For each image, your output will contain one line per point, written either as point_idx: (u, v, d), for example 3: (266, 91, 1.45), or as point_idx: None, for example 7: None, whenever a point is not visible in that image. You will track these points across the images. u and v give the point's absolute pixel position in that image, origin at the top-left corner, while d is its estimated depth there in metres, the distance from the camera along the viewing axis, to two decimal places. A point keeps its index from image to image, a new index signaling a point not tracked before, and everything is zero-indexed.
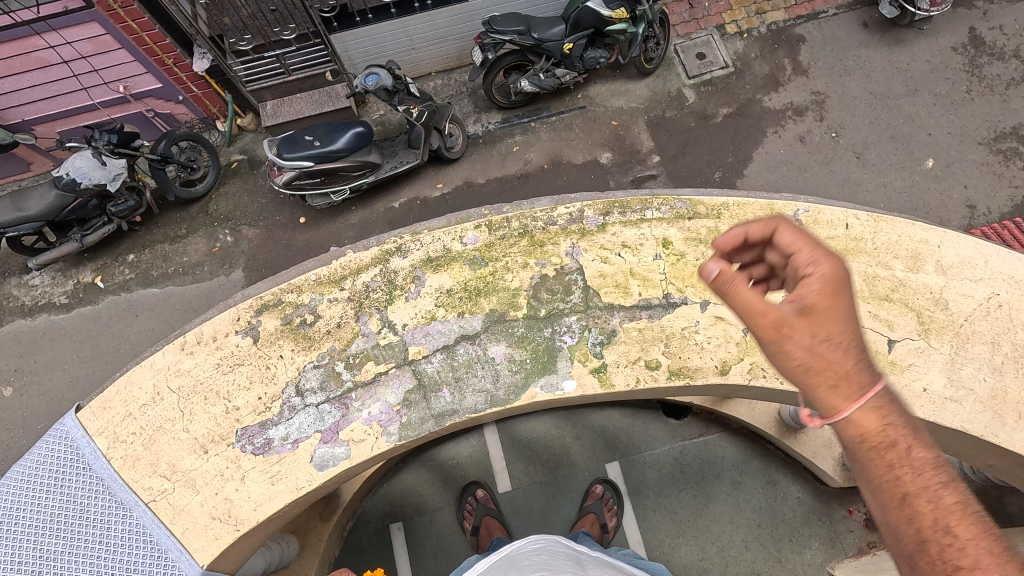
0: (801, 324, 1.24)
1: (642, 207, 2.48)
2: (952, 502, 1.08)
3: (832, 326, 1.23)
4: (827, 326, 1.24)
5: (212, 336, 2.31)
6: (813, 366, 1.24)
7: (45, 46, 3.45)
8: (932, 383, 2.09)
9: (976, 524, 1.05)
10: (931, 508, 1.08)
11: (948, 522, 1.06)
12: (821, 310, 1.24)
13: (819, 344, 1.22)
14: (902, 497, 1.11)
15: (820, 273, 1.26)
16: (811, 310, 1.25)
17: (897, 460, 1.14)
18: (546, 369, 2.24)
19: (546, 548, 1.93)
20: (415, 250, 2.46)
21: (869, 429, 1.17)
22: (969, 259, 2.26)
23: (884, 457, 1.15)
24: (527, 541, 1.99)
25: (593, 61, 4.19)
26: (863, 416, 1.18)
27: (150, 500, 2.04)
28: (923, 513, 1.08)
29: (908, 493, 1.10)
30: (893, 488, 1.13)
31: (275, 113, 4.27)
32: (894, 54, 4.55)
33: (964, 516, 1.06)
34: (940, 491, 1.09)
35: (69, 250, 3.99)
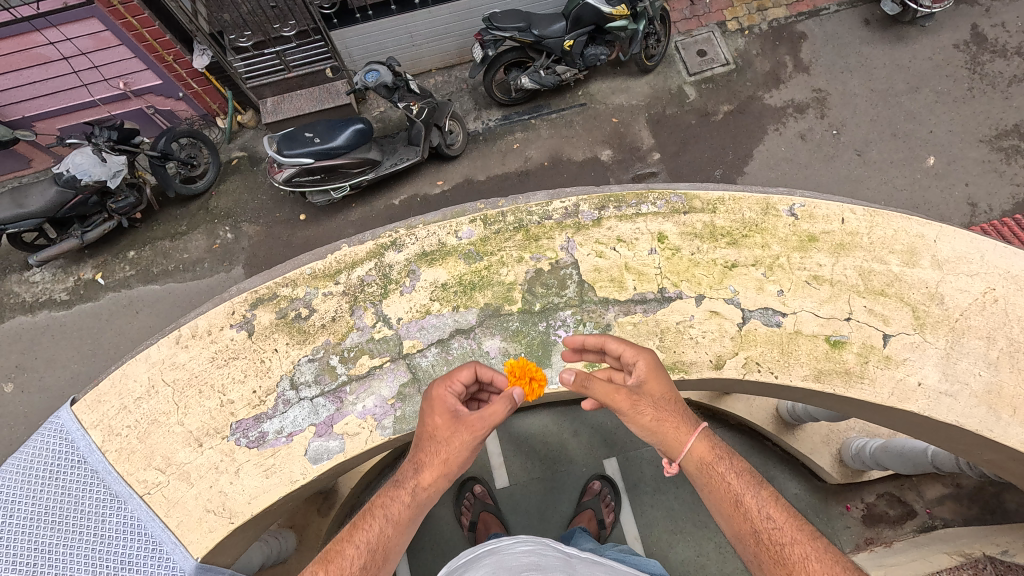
0: (641, 394, 1.68)
1: (638, 201, 2.47)
2: (766, 494, 1.51)
3: (657, 389, 1.70)
4: (657, 391, 1.70)
5: (207, 330, 2.31)
6: (659, 421, 1.64)
7: (45, 42, 3.45)
8: (927, 377, 2.08)
9: (786, 512, 1.48)
10: (756, 507, 1.48)
11: (770, 511, 1.47)
12: (651, 384, 1.71)
13: (657, 404, 1.67)
14: (736, 502, 1.51)
15: (643, 357, 1.75)
16: (644, 383, 1.72)
17: (727, 478, 1.55)
18: (541, 362, 2.24)
19: (536, 548, 1.91)
20: (410, 244, 2.46)
21: (705, 455, 1.60)
22: (965, 254, 2.25)
23: (720, 478, 1.55)
24: (516, 540, 1.96)
25: (593, 58, 4.18)
26: (698, 446, 1.60)
27: (144, 494, 2.05)
28: (752, 508, 1.48)
29: (738, 497, 1.51)
30: (725, 498, 1.53)
31: (275, 110, 4.29)
32: (895, 51, 4.54)
33: (777, 506, 1.48)
34: (756, 489, 1.52)
35: (69, 246, 3.99)
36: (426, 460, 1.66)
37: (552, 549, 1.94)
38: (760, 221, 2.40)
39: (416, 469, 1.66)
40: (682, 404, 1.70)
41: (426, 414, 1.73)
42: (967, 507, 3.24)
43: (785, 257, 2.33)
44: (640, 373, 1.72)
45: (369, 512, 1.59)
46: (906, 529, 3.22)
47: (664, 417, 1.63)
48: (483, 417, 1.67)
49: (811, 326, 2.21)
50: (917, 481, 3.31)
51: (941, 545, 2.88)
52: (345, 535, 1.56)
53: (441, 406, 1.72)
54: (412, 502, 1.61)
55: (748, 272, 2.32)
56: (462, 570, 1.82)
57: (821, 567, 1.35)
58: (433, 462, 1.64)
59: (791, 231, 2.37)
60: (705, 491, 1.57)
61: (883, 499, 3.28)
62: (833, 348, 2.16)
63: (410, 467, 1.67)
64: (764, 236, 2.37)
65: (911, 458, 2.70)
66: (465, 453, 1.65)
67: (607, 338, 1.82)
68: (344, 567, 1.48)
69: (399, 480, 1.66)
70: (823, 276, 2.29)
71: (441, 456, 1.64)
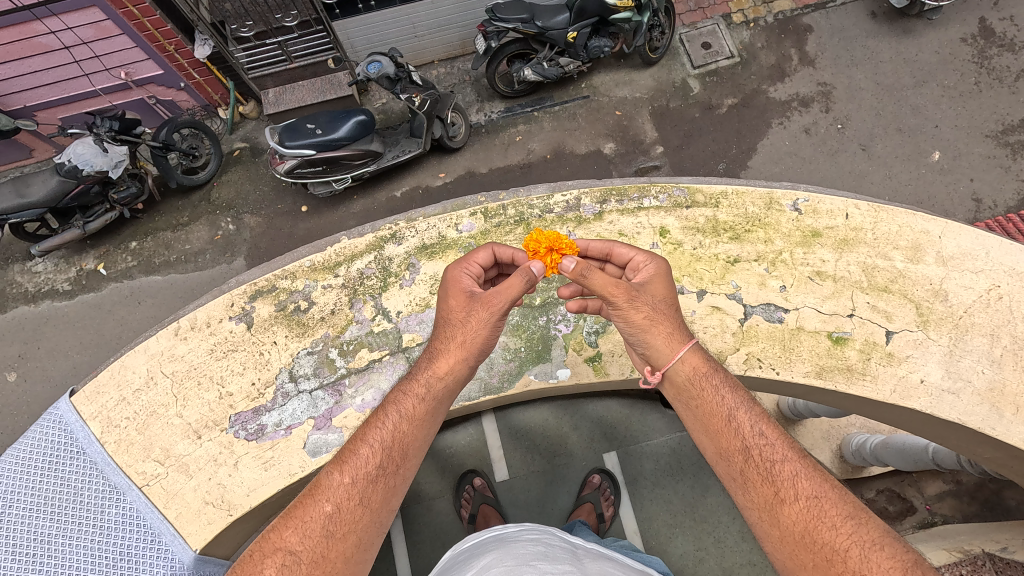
0: (643, 291, 1.68)
1: (641, 195, 2.45)
2: (758, 414, 1.48)
3: (660, 292, 1.71)
4: (659, 294, 1.71)
5: (206, 322, 2.31)
6: (655, 317, 1.65)
7: (47, 31, 3.42)
8: (929, 374, 2.07)
9: (777, 432, 1.45)
10: (748, 423, 1.46)
11: (762, 428, 1.44)
12: (653, 288, 1.72)
13: (656, 304, 1.67)
14: (726, 418, 1.48)
15: (653, 264, 1.76)
16: (648, 286, 1.72)
17: (715, 392, 1.54)
18: (541, 357, 2.23)
19: (542, 538, 1.91)
20: (410, 237, 2.44)
21: (697, 367, 1.58)
22: (970, 250, 2.23)
23: (712, 391, 1.54)
24: (523, 528, 1.97)
25: (597, 50, 4.13)
26: (690, 357, 1.60)
27: (143, 485, 2.06)
28: (744, 424, 1.46)
29: (730, 412, 1.48)
30: (715, 411, 1.50)
31: (277, 101, 4.25)
32: (901, 45, 4.48)
33: (768, 424, 1.46)
34: (750, 408, 1.50)
35: (71, 237, 3.98)
36: (440, 348, 1.64)
37: (559, 541, 1.94)
38: (762, 216, 2.38)
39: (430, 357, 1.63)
40: (678, 313, 1.70)
41: (444, 298, 1.75)
42: (967, 503, 3.23)
43: (788, 252, 2.31)
44: (645, 276, 1.73)
45: (381, 409, 1.52)
46: (905, 525, 3.23)
47: (659, 316, 1.63)
48: (499, 294, 1.67)
49: (814, 323, 2.19)
50: (917, 477, 3.31)
51: (940, 542, 2.90)
52: (358, 434, 1.48)
53: (455, 290, 1.73)
54: (427, 393, 1.55)
55: (750, 268, 2.30)
56: (468, 556, 1.81)
57: (809, 485, 1.32)
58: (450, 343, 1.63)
59: (795, 226, 2.35)
60: (691, 404, 1.54)
61: (883, 495, 3.29)
62: (835, 345, 2.15)
63: (426, 355, 1.64)
64: (767, 231, 2.35)
65: (912, 455, 2.68)
66: (483, 331, 1.65)
67: (618, 242, 1.84)
68: (360, 466, 1.40)
69: (412, 377, 1.60)
70: (826, 272, 2.27)
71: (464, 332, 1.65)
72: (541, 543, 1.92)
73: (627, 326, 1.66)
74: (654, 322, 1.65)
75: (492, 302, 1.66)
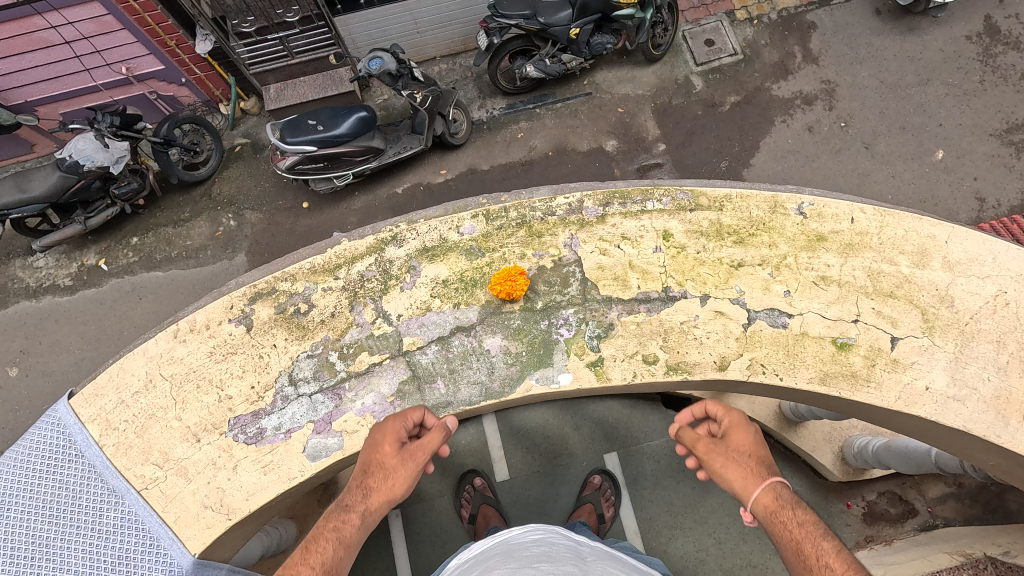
0: (724, 447, 1.72)
1: (644, 198, 2.42)
2: (829, 546, 1.40)
3: (740, 442, 1.72)
4: (740, 444, 1.72)
5: (205, 324, 2.29)
6: (731, 468, 1.66)
7: (47, 26, 3.40)
8: (935, 381, 2.05)
9: (849, 565, 1.35)
10: (817, 552, 1.39)
11: (827, 558, 1.37)
12: (735, 437, 1.74)
13: (733, 455, 1.69)
14: (797, 551, 1.42)
15: (731, 413, 1.81)
16: (727, 437, 1.76)
17: (790, 527, 1.48)
18: (543, 362, 2.20)
19: (545, 538, 1.91)
20: (411, 239, 2.42)
21: (770, 505, 1.54)
22: (977, 255, 2.20)
23: (783, 528, 1.48)
24: (526, 529, 1.97)
25: (599, 47, 4.09)
26: (762, 496, 1.56)
27: (142, 489, 2.04)
28: (811, 556, 1.39)
29: (799, 546, 1.43)
30: (802, 550, 1.42)
31: (279, 96, 4.27)
32: (906, 42, 4.44)
33: (838, 558, 1.37)
34: (820, 539, 1.42)
35: (72, 232, 3.97)
36: (370, 484, 1.64)
37: (563, 540, 1.94)
38: (767, 219, 2.36)
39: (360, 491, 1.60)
40: (764, 459, 1.67)
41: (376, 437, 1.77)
42: (968, 506, 3.23)
43: (793, 256, 2.29)
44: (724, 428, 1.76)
45: (318, 536, 1.50)
46: (906, 528, 3.23)
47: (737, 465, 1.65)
48: (423, 446, 1.75)
49: (818, 328, 2.17)
50: (919, 480, 3.30)
51: (941, 545, 2.89)
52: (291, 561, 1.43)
53: (388, 435, 1.77)
54: (360, 523, 1.55)
55: (754, 272, 2.28)
56: (473, 563, 1.80)
57: None
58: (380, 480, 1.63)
59: (799, 230, 2.33)
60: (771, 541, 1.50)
61: (884, 497, 3.29)
62: (840, 351, 2.13)
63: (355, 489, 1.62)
64: (772, 235, 2.33)
65: (914, 459, 2.66)
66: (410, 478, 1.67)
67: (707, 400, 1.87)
68: None
69: (346, 509, 1.58)
70: (830, 277, 2.25)
71: (392, 478, 1.65)
72: (545, 544, 1.92)
73: (714, 480, 1.69)
74: (736, 471, 1.65)
75: (421, 450, 1.72)
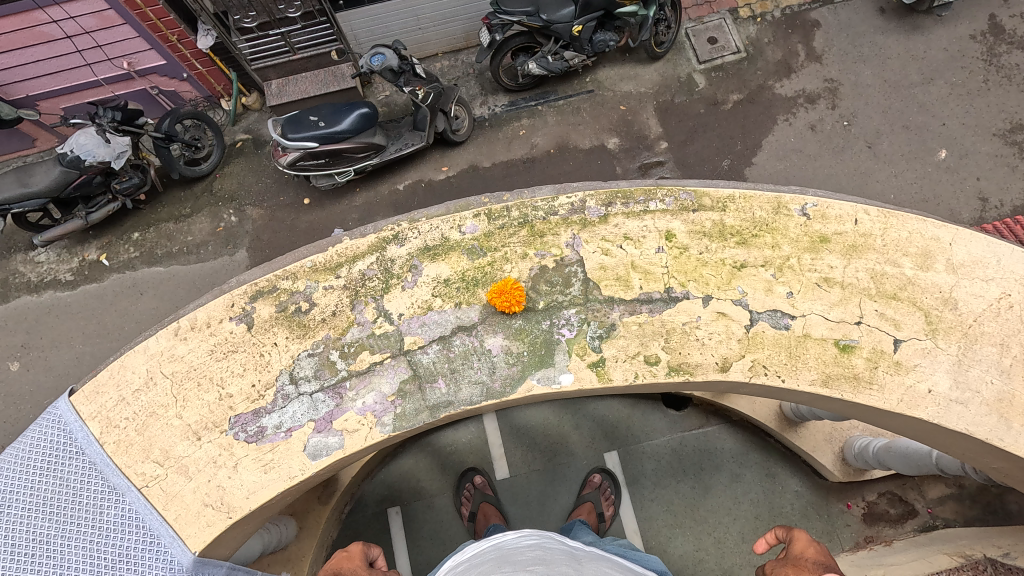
0: (792, 556, 1.89)
1: (647, 198, 2.41)
2: None
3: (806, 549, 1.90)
4: (808, 552, 1.89)
5: (206, 322, 2.29)
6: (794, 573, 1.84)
7: (48, 20, 3.40)
8: (937, 384, 2.04)
9: None
10: None
11: None
12: (798, 547, 1.93)
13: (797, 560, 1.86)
14: None
15: (797, 531, 1.98)
16: (795, 548, 1.93)
17: None
18: (544, 362, 2.19)
19: (540, 543, 1.92)
20: (413, 238, 2.41)
21: None
22: (981, 257, 2.19)
23: None
24: (521, 535, 1.99)
25: (602, 44, 4.07)
26: None
27: (142, 487, 2.04)
28: None
29: None
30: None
31: (280, 92, 4.26)
32: (910, 41, 4.42)
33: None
34: None
35: (73, 227, 3.96)
36: None
37: (558, 545, 1.95)
38: (770, 220, 2.35)
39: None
40: (827, 563, 1.82)
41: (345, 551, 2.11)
42: (968, 508, 3.24)
43: (796, 257, 2.28)
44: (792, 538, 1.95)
45: None
46: (906, 529, 3.23)
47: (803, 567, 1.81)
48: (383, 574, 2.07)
49: (820, 330, 2.16)
50: (919, 481, 3.30)
51: (941, 546, 2.89)
52: None
53: (355, 554, 2.08)
54: None
55: (757, 273, 2.27)
56: (468, 567, 1.82)
57: None
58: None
59: (802, 231, 2.31)
60: None
61: (884, 498, 3.29)
62: (842, 353, 2.12)
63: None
64: (775, 235, 2.32)
65: (915, 460, 2.66)
66: None
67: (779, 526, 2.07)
68: None
69: None
70: (834, 278, 2.23)
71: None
72: (541, 549, 1.93)
73: None
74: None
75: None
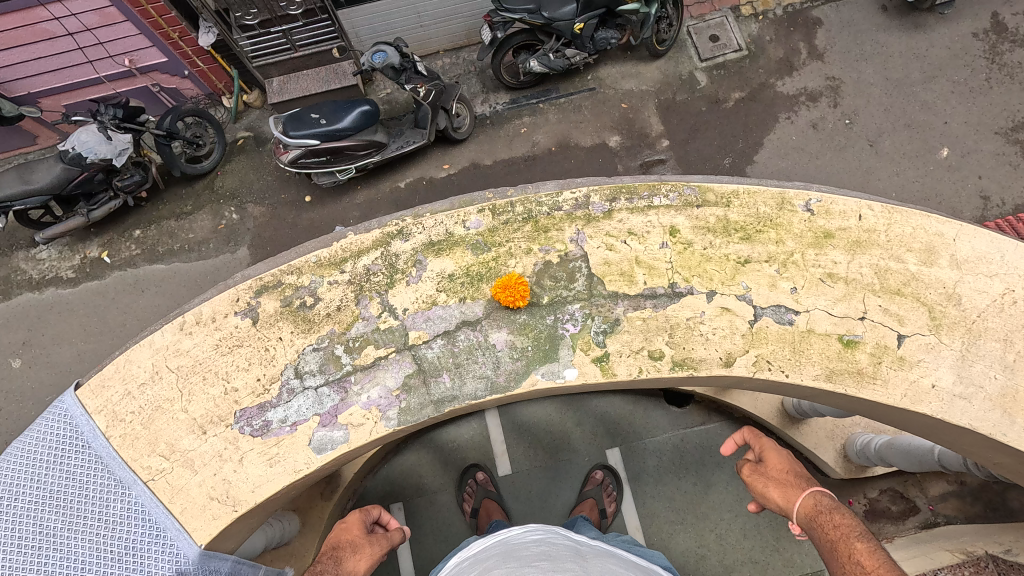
0: (766, 469, 1.97)
1: (651, 193, 2.41)
2: (864, 546, 1.61)
3: (777, 462, 1.98)
4: (778, 465, 1.98)
5: (211, 317, 2.29)
6: (771, 488, 1.91)
7: (50, 17, 3.40)
8: (941, 379, 2.05)
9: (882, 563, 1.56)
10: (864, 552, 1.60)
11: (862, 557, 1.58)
12: (772, 459, 2.00)
13: (771, 475, 1.95)
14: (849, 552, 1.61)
15: (766, 441, 2.07)
16: (766, 460, 2.01)
17: (829, 528, 1.71)
18: (548, 357, 2.20)
19: (546, 538, 1.93)
20: (417, 233, 2.42)
21: (811, 510, 1.78)
22: (985, 253, 2.19)
23: (826, 532, 1.71)
24: (527, 530, 2.00)
25: (603, 42, 4.07)
26: (805, 502, 1.81)
27: (148, 480, 2.06)
28: (849, 552, 1.62)
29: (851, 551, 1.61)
30: (838, 550, 1.65)
31: (281, 90, 4.22)
32: (912, 39, 4.41)
33: (872, 557, 1.58)
34: (856, 540, 1.64)
35: (75, 224, 3.97)
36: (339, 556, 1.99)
37: (563, 540, 1.96)
38: (774, 216, 2.35)
39: (331, 558, 1.98)
40: (801, 476, 1.92)
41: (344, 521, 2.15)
42: (970, 504, 3.24)
43: (800, 253, 2.28)
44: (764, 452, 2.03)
45: None
46: (907, 525, 3.23)
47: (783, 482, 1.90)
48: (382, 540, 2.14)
49: (824, 325, 2.17)
50: (921, 478, 3.31)
51: (943, 543, 2.90)
52: None
53: (354, 523, 2.14)
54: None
55: (761, 268, 2.27)
56: (474, 561, 1.84)
57: None
58: (347, 553, 2.01)
59: (807, 226, 2.32)
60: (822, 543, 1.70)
61: (886, 494, 3.29)
62: (846, 348, 2.13)
63: (328, 557, 1.98)
64: (779, 231, 2.32)
65: (917, 456, 2.67)
66: (371, 560, 2.03)
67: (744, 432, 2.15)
68: None
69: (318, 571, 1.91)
70: (838, 274, 2.24)
71: (356, 555, 2.02)
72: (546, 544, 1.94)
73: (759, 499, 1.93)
74: (783, 488, 1.88)
75: (381, 539, 2.13)
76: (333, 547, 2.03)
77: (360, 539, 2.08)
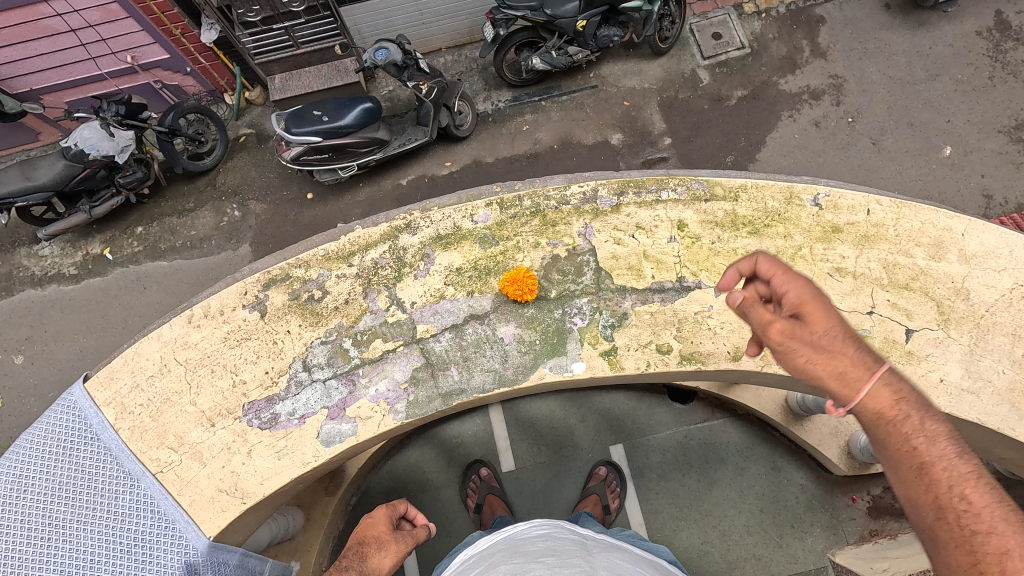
0: (804, 331, 1.40)
1: (658, 187, 2.41)
2: (967, 470, 1.24)
3: (822, 325, 1.41)
4: (821, 326, 1.41)
5: (219, 310, 2.30)
6: (816, 361, 1.38)
7: (53, 13, 3.40)
8: (949, 373, 2.05)
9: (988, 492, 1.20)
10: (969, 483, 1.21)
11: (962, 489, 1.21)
12: (813, 317, 1.42)
13: (818, 342, 1.38)
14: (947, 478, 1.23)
15: (796, 284, 1.46)
16: (803, 316, 1.43)
17: (910, 434, 1.30)
18: (556, 351, 2.20)
19: (551, 532, 1.93)
20: (425, 227, 2.42)
21: (881, 406, 1.33)
22: (993, 248, 2.19)
23: (902, 437, 1.30)
24: (532, 524, 2.00)
25: (606, 39, 4.06)
26: (875, 394, 1.34)
27: (158, 472, 2.07)
28: (940, 480, 1.24)
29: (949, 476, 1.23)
30: (921, 463, 1.27)
31: (284, 87, 4.27)
32: (915, 37, 4.40)
33: (975, 483, 1.22)
34: (954, 461, 1.26)
35: (77, 221, 3.98)
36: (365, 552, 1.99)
37: (569, 534, 1.96)
38: (781, 211, 2.35)
39: (357, 553, 1.97)
40: (852, 338, 1.39)
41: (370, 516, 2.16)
42: None
43: (808, 248, 2.28)
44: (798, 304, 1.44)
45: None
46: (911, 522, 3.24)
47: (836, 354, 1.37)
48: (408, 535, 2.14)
49: None
50: None
51: None
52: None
53: (380, 520, 2.14)
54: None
55: None
56: (481, 558, 1.84)
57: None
58: (372, 549, 2.00)
59: (814, 221, 2.31)
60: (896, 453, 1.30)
61: (890, 491, 3.30)
62: None
63: (354, 552, 1.98)
64: (787, 226, 2.32)
65: None
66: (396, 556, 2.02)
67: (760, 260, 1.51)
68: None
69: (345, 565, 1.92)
70: (846, 268, 2.24)
71: (382, 551, 2.01)
72: (552, 538, 1.95)
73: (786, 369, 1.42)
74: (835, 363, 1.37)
75: (407, 536, 2.12)
76: (359, 542, 2.03)
77: (385, 535, 2.08)
